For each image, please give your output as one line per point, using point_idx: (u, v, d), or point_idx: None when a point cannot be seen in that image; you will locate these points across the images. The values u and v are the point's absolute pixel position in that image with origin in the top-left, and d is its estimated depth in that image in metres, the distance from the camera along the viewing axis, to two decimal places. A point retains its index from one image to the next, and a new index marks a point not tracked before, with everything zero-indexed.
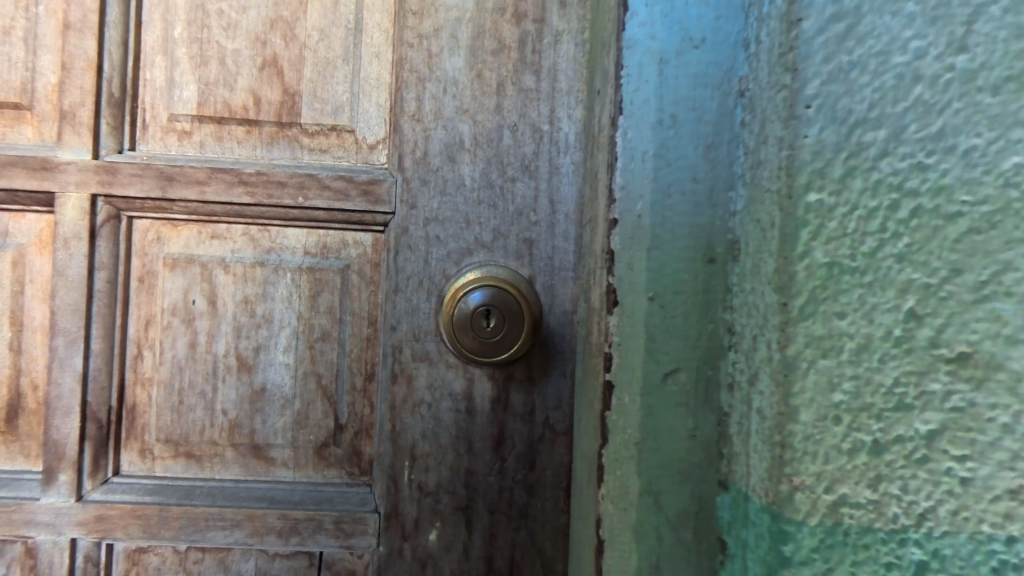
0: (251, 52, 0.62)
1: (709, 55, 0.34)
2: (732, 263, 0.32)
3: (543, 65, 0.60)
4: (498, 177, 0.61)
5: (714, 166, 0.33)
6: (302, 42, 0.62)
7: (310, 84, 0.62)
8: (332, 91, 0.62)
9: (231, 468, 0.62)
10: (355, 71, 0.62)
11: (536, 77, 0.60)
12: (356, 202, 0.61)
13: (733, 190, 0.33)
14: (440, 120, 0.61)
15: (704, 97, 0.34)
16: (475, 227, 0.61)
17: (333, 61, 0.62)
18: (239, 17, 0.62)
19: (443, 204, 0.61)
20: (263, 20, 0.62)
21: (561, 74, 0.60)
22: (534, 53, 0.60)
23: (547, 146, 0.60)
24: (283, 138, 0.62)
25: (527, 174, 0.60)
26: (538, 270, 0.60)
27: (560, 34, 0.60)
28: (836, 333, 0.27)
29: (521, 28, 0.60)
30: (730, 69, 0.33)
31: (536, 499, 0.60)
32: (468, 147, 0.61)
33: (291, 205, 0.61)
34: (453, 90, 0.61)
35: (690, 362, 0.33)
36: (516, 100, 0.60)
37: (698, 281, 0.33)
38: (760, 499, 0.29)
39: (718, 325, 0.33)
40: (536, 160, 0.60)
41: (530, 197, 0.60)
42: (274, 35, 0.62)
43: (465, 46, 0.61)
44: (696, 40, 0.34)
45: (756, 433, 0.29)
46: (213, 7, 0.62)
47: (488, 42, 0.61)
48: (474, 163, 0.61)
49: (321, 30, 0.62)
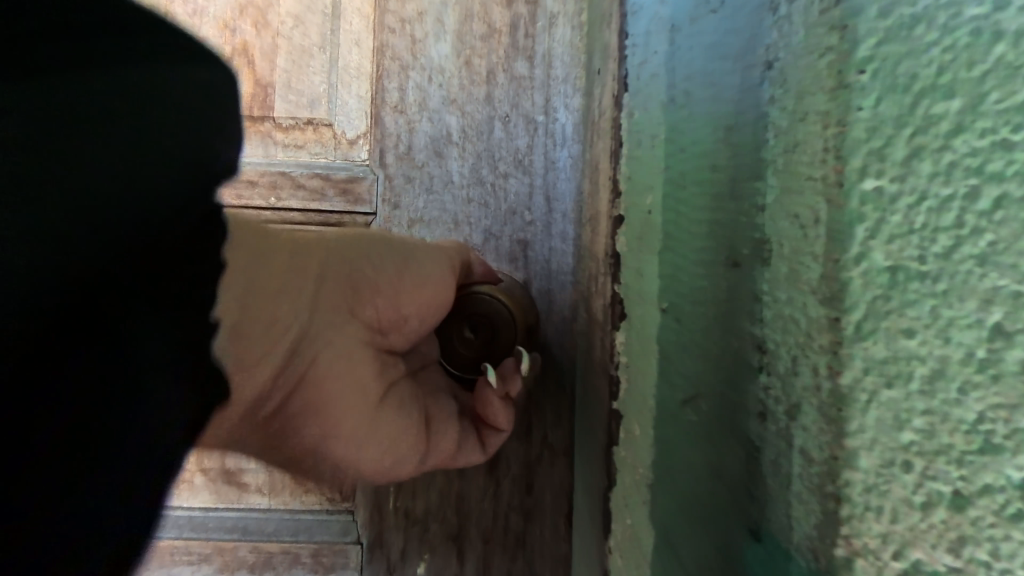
0: (219, 41, 0.57)
1: (727, 22, 0.29)
2: (760, 268, 0.27)
3: (536, 50, 0.55)
4: (489, 173, 0.55)
5: (736, 153, 0.29)
6: (274, 29, 0.57)
7: (285, 75, 0.57)
8: (309, 82, 0.57)
9: (200, 494, 0.55)
10: (333, 59, 0.57)
11: (529, 64, 0.55)
12: (333, 202, 0.56)
13: (760, 181, 0.27)
14: (426, 111, 0.56)
15: (723, 72, 0.29)
16: (464, 228, 0.56)
17: (309, 49, 0.57)
18: (206, 2, 0.57)
19: (429, 203, 0.56)
20: (233, 5, 0.57)
21: (557, 61, 0.55)
22: (526, 38, 0.55)
23: (541, 139, 0.55)
24: (255, 134, 0.57)
25: (520, 169, 0.55)
26: (534, 273, 0.55)
27: (555, 17, 0.55)
28: (903, 355, 0.20)
29: (512, 11, 0.55)
30: (753, 36, 0.28)
31: (534, 526, 0.54)
32: (456, 141, 0.56)
33: (263, 206, 0.56)
34: (439, 78, 0.56)
35: (711, 388, 0.28)
36: (508, 89, 0.55)
37: (720, 290, 0.28)
38: (804, 561, 0.23)
39: (745, 341, 0.28)
40: (530, 154, 0.55)
41: (524, 194, 0.55)
42: (244, 22, 0.57)
43: (452, 30, 0.56)
44: (713, 4, 0.29)
45: (798, 478, 0.24)
46: None
47: (477, 26, 0.55)
48: (463, 158, 0.56)
49: (297, 16, 0.57)
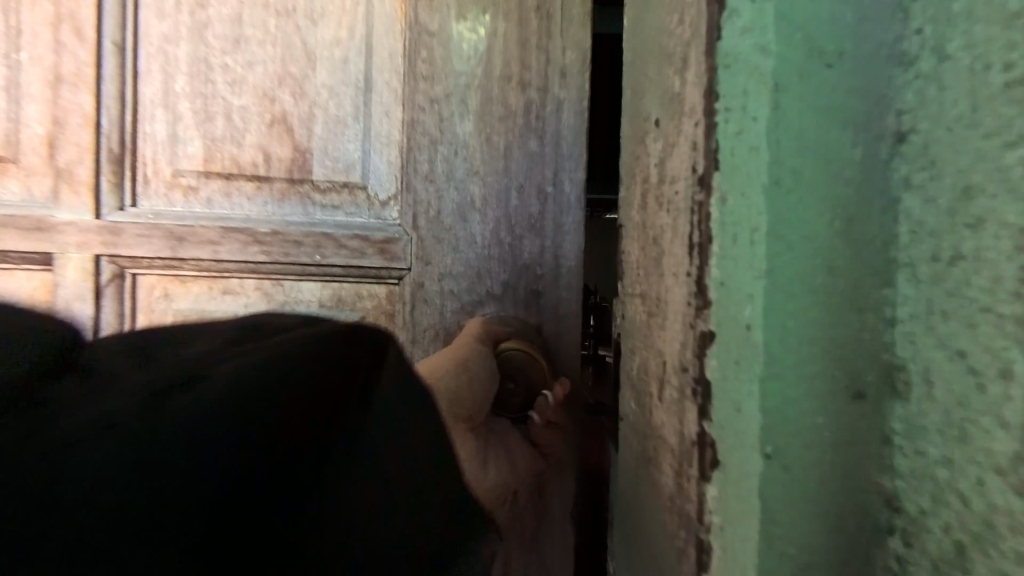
0: (259, 110, 0.56)
1: (852, 77, 0.22)
2: (892, 401, 0.22)
3: (547, 131, 0.52)
4: (508, 236, 0.52)
5: (857, 252, 0.22)
6: (310, 101, 0.55)
7: (321, 142, 0.55)
8: (343, 148, 0.55)
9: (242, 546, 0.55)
10: (366, 129, 0.55)
11: (540, 142, 0.52)
12: (371, 262, 0.54)
13: (888, 287, 0.22)
14: (451, 181, 0.53)
15: (844, 142, 0.22)
16: (486, 279, 0.52)
17: (343, 120, 0.55)
18: (245, 72, 0.56)
19: (455, 261, 0.53)
20: (269, 75, 0.56)
21: (565, 139, 0.52)
22: (539, 119, 0.52)
23: (552, 209, 0.52)
24: (294, 194, 0.56)
25: (534, 231, 0.52)
26: (547, 318, 0.52)
27: (561, 102, 0.52)
28: None
29: (526, 96, 0.52)
30: (881, 98, 0.22)
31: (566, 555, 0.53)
32: (478, 207, 0.52)
33: (308, 264, 0.55)
34: (464, 153, 0.53)
35: (827, 555, 0.22)
36: (523, 163, 0.52)
37: (838, 433, 0.22)
38: None
39: (872, 496, 0.23)
40: (541, 221, 0.52)
41: (536, 253, 0.52)
42: (283, 91, 0.56)
43: (475, 111, 0.53)
44: (830, 55, 0.22)
45: None
46: (217, 61, 0.57)
47: (496, 109, 0.52)
48: (485, 222, 0.52)
49: (332, 87, 0.55)
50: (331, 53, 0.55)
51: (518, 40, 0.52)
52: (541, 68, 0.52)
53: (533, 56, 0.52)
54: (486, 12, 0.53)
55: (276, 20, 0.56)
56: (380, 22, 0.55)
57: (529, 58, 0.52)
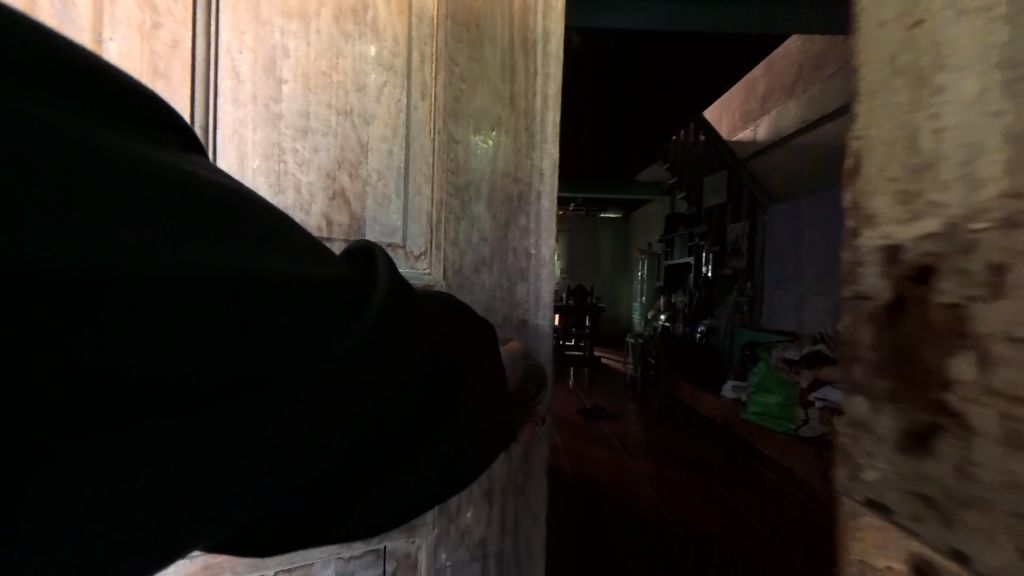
0: (322, 185, 0.75)
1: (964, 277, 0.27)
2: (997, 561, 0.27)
3: (534, 212, 0.88)
4: (506, 281, 0.86)
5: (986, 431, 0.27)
6: (364, 180, 0.78)
7: (371, 214, 0.79)
8: (389, 220, 0.80)
9: None
10: (405, 203, 0.81)
11: (528, 219, 0.87)
12: None
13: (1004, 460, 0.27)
14: (470, 245, 0.85)
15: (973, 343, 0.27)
16: (491, 312, 0.85)
17: (388, 195, 0.80)
18: (311, 155, 0.74)
19: (474, 297, 0.85)
20: (330, 159, 0.75)
21: (543, 219, 0.88)
22: (527, 204, 0.87)
23: (534, 262, 0.88)
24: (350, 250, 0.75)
25: (522, 278, 0.88)
26: (527, 336, 0.88)
27: (542, 193, 0.87)
28: None
29: (518, 187, 0.86)
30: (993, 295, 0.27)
31: None
32: (487, 262, 0.85)
33: None
34: (479, 226, 0.84)
35: None
36: (518, 232, 0.87)
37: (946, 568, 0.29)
38: None
39: None
40: (528, 270, 0.88)
41: (524, 295, 0.88)
42: (341, 172, 0.76)
43: (486, 196, 0.85)
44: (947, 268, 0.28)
45: None
46: (288, 145, 0.73)
47: (500, 195, 0.85)
48: (491, 272, 0.85)
49: (379, 170, 0.79)
50: (379, 144, 0.79)
51: (513, 147, 0.86)
52: (530, 170, 0.87)
53: (524, 162, 0.86)
54: (493, 128, 0.84)
55: (336, 117, 0.75)
56: (416, 126, 0.81)
57: (522, 167, 0.87)
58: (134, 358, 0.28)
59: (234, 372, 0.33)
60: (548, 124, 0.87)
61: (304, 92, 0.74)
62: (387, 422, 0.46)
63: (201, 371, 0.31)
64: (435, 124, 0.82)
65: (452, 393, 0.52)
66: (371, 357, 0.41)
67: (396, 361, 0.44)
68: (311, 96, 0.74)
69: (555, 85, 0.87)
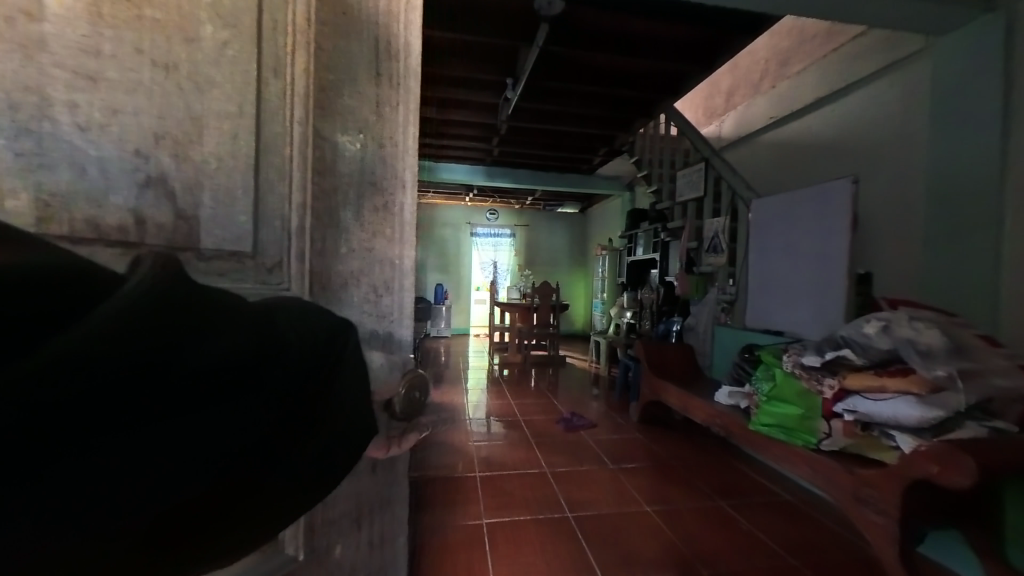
0: (123, 162, 0.55)
1: None
2: None
3: (404, 222, 0.82)
4: (375, 297, 0.78)
5: None
6: (197, 165, 0.61)
7: (211, 212, 0.63)
8: (233, 222, 0.64)
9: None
10: (258, 202, 0.66)
11: (394, 228, 0.81)
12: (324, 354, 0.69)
13: None
14: (350, 254, 0.75)
15: None
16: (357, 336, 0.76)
17: (235, 189, 0.64)
18: (108, 118, 0.55)
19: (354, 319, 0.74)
20: (142, 131, 0.57)
21: (404, 228, 0.82)
22: (397, 210, 0.81)
23: (398, 271, 0.82)
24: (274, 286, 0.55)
25: (388, 291, 0.80)
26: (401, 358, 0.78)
27: (403, 200, 0.82)
28: None
29: (393, 197, 0.80)
30: None
31: None
32: (349, 279, 0.75)
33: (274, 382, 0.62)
34: (344, 234, 0.74)
35: None
36: (383, 240, 0.79)
37: None
38: None
39: None
40: (393, 281, 0.81)
41: (393, 309, 0.81)
42: (160, 149, 0.58)
43: (353, 203, 0.75)
44: None
45: None
46: (60, 95, 0.52)
47: (371, 203, 0.77)
48: (358, 286, 0.76)
49: (220, 156, 0.63)
50: (221, 123, 0.63)
51: (381, 156, 0.79)
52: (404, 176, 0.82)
53: (393, 171, 0.80)
54: (361, 130, 0.76)
55: (158, 71, 0.58)
56: (273, 109, 0.67)
57: (386, 173, 0.79)
58: (137, 361, 0.37)
59: (230, 375, 0.43)
60: (414, 135, 0.82)
61: (91, 17, 0.54)
62: (317, 432, 0.53)
63: (203, 374, 0.41)
64: (296, 111, 0.68)
65: (347, 398, 0.57)
66: (311, 366, 0.51)
67: (325, 379, 0.54)
68: (105, 28, 0.55)
69: (417, 100, 0.82)
